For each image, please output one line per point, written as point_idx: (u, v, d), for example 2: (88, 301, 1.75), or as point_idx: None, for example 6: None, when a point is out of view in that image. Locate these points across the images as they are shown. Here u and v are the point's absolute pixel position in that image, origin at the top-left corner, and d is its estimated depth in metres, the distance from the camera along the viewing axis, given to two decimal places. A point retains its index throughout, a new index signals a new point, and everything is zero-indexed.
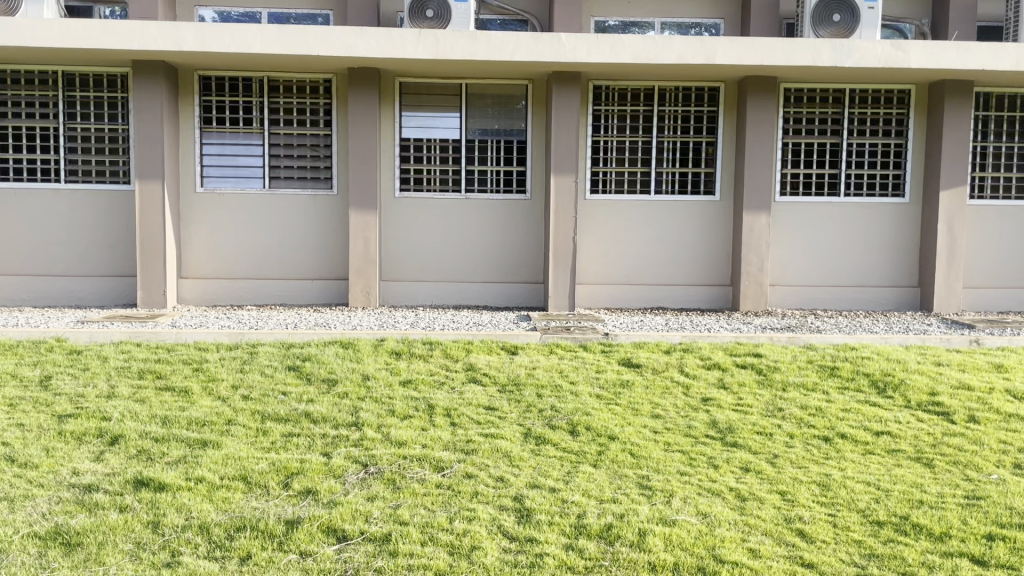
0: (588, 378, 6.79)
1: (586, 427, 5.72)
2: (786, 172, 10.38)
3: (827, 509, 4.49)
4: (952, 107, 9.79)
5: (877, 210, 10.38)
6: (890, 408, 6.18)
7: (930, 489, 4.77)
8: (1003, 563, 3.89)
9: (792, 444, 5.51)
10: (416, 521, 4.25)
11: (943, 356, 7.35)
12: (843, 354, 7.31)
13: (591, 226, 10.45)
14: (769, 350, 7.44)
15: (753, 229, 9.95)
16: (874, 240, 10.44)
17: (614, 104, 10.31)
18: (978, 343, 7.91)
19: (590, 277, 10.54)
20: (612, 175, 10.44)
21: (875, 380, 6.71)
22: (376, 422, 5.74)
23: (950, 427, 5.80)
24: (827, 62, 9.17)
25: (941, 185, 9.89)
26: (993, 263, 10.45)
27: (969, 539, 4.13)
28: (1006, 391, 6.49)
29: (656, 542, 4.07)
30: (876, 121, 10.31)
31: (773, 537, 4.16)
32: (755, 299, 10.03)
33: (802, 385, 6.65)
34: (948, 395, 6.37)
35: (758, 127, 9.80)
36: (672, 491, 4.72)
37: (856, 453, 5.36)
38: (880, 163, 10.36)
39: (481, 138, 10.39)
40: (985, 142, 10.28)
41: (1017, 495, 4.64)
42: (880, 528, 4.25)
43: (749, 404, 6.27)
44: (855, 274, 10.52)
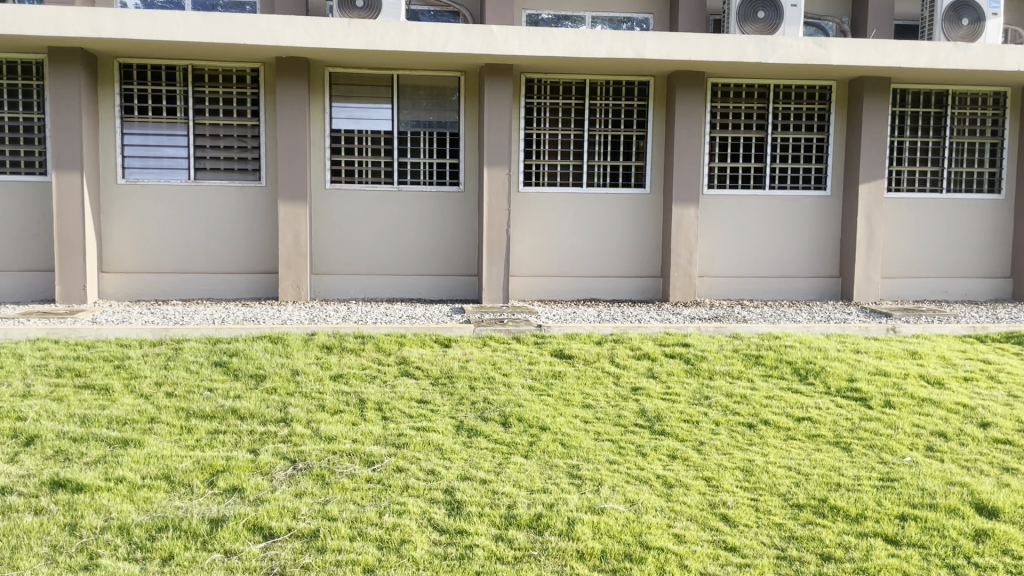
0: (521, 370, 6.83)
1: (518, 419, 5.75)
2: (713, 166, 10.59)
3: (749, 493, 4.62)
4: (872, 102, 10.12)
5: (800, 203, 10.68)
6: (812, 394, 6.38)
7: (847, 472, 4.95)
8: (914, 542, 4.06)
9: (717, 431, 5.64)
10: (345, 516, 4.22)
11: (862, 344, 7.61)
12: (767, 343, 7.52)
13: (524, 218, 10.48)
14: (698, 340, 7.60)
15: (682, 222, 10.12)
16: (798, 231, 10.74)
17: (546, 98, 10.35)
18: (894, 330, 8.23)
19: (523, 269, 10.58)
20: (545, 167, 10.48)
21: (797, 367, 6.92)
22: (306, 417, 5.66)
23: (867, 412, 6.01)
24: (752, 58, 9.37)
25: (862, 178, 10.22)
26: (909, 254, 10.87)
27: (883, 519, 4.29)
28: (920, 376, 6.77)
29: (585, 530, 4.12)
30: (800, 115, 10.59)
31: (698, 522, 4.27)
32: (684, 290, 10.24)
33: (728, 373, 6.82)
34: (866, 380, 6.61)
35: (688, 121, 9.98)
36: (601, 479, 4.79)
37: (778, 439, 5.52)
38: (804, 157, 10.66)
39: (414, 129, 10.32)
40: (901, 137, 10.68)
41: (928, 476, 4.84)
42: (799, 511, 4.39)
43: (677, 393, 6.40)
44: (780, 265, 10.81)
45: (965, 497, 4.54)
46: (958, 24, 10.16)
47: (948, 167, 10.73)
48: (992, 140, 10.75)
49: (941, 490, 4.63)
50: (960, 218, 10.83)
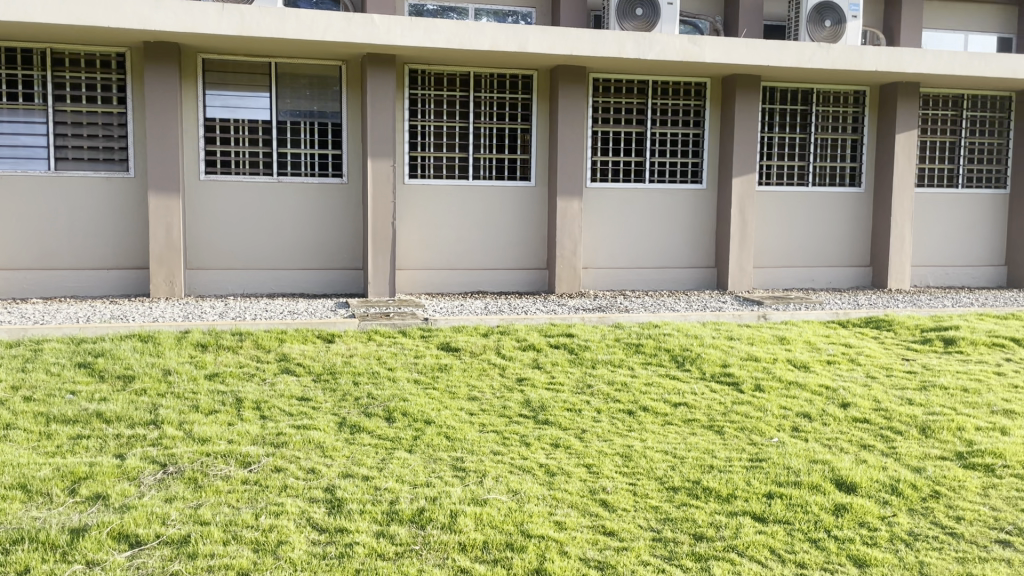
0: (406, 364, 6.77)
1: (402, 413, 5.70)
2: (596, 159, 10.79)
3: (628, 478, 4.75)
4: (743, 99, 10.55)
5: (678, 196, 11.04)
6: (688, 380, 6.62)
7: (720, 454, 5.15)
8: (779, 518, 4.27)
9: (598, 419, 5.76)
10: (219, 520, 4.07)
11: (735, 331, 7.95)
12: (646, 332, 7.73)
13: (409, 211, 10.38)
14: (581, 330, 7.73)
15: (566, 214, 10.27)
16: (676, 223, 11.10)
17: (430, 89, 10.29)
18: (764, 318, 8.64)
19: (408, 262, 10.47)
20: (430, 159, 10.42)
21: (675, 355, 7.16)
22: (178, 419, 5.43)
23: (739, 395, 6.28)
24: (630, 54, 9.58)
25: (735, 172, 10.65)
26: (779, 245, 11.42)
27: (751, 498, 4.49)
28: (788, 360, 7.12)
29: (467, 522, 4.12)
30: (677, 111, 10.93)
31: (579, 509, 4.35)
32: (570, 282, 10.39)
33: (609, 362, 6.97)
34: (738, 366, 6.91)
35: (571, 115, 10.14)
36: (484, 470, 4.80)
37: (656, 424, 5.69)
38: (681, 152, 11.01)
39: (293, 119, 10.04)
40: (770, 133, 11.18)
41: (794, 456, 5.10)
42: (675, 493, 4.55)
43: (561, 382, 6.50)
44: (660, 256, 11.14)
45: (826, 474, 4.81)
46: (822, 25, 10.72)
47: (813, 163, 11.32)
48: (852, 136, 11.40)
49: (804, 468, 4.88)
50: (825, 210, 11.45)
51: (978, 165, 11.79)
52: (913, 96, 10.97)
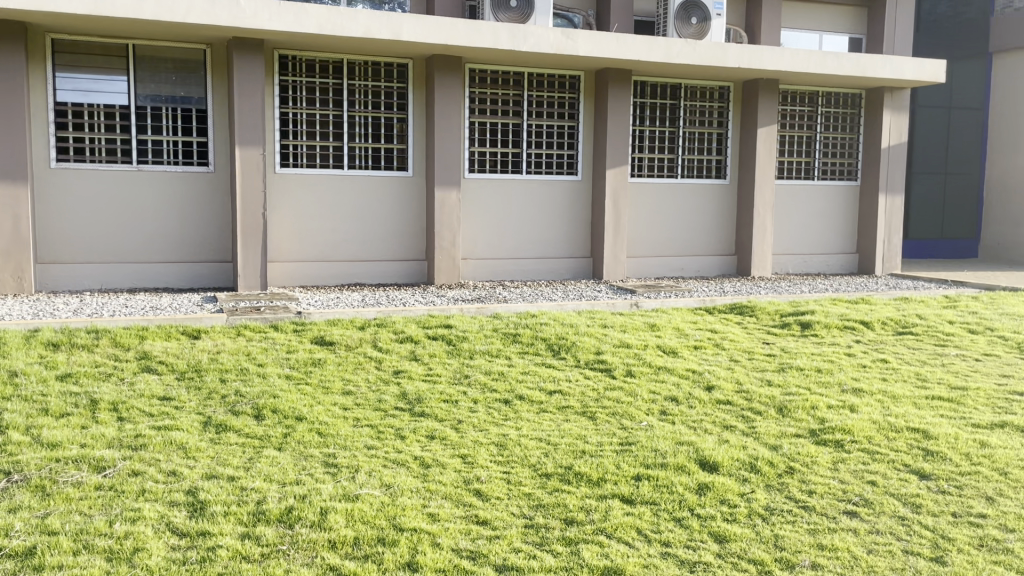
0: (277, 360, 6.56)
1: (272, 410, 5.53)
2: (473, 150, 10.78)
3: (502, 467, 4.78)
4: (615, 92, 10.81)
5: (554, 187, 11.19)
6: (563, 367, 6.73)
7: (592, 439, 5.27)
8: (646, 499, 4.40)
9: (474, 409, 5.77)
10: (69, 529, 3.83)
11: (609, 319, 8.14)
12: (524, 322, 7.80)
13: (281, 201, 10.07)
14: (459, 321, 7.72)
15: (444, 205, 10.23)
16: (553, 214, 11.26)
17: (302, 76, 10.00)
18: (637, 306, 8.89)
19: (281, 254, 10.16)
20: (303, 148, 10.14)
21: (551, 343, 7.26)
22: (24, 423, 5.07)
23: (611, 381, 6.45)
24: (505, 45, 9.62)
25: (608, 164, 10.89)
26: (651, 235, 11.77)
27: (620, 481, 4.61)
28: (658, 346, 7.35)
29: (337, 519, 4.04)
30: (552, 103, 11.06)
31: (452, 499, 4.34)
32: (448, 273, 10.36)
33: (487, 352, 7.00)
34: (611, 353, 7.07)
35: (447, 104, 10.09)
36: (357, 465, 4.73)
37: (531, 412, 5.76)
38: (556, 143, 11.15)
39: (154, 105, 9.54)
40: (641, 126, 11.50)
41: (662, 438, 5.27)
42: (547, 480, 4.61)
43: (438, 373, 6.47)
44: (537, 247, 11.26)
45: (691, 455, 4.99)
46: (688, 22, 11.08)
47: (681, 155, 11.72)
48: (718, 130, 11.87)
49: (671, 450, 5.05)
50: (693, 202, 11.89)
51: (832, 159, 12.53)
52: (773, 92, 11.54)
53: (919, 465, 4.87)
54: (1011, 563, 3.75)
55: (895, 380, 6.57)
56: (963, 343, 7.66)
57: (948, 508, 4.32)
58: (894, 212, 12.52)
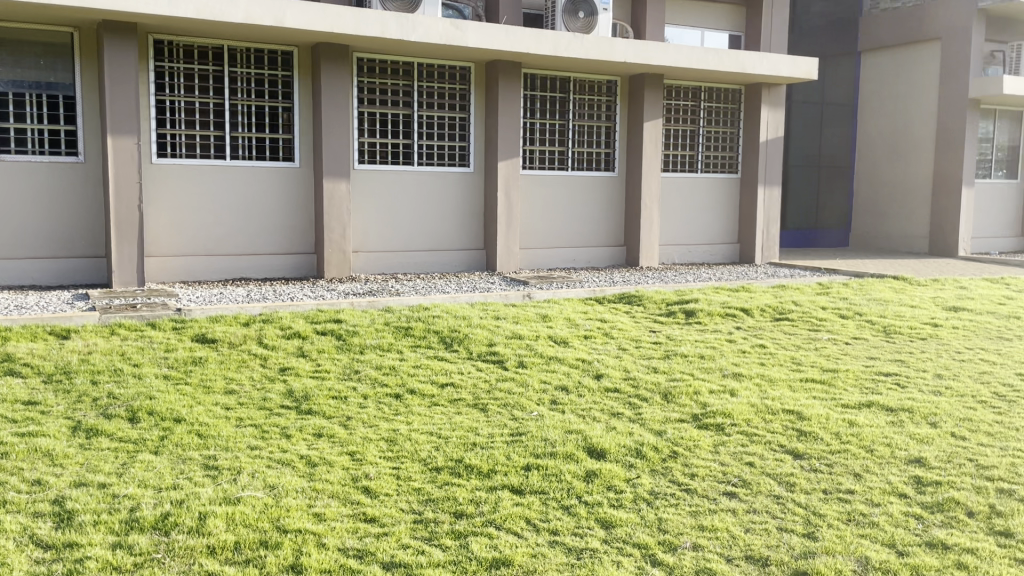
0: (155, 359, 6.27)
1: (148, 412, 5.28)
2: (363, 141, 10.59)
3: (391, 463, 4.72)
4: (505, 84, 10.84)
5: (445, 179, 11.13)
6: (455, 360, 6.71)
7: (482, 431, 5.27)
8: (535, 489, 4.43)
9: (364, 405, 5.67)
10: None
11: (501, 310, 8.16)
12: (416, 315, 7.72)
13: (159, 193, 9.63)
14: (349, 315, 7.57)
15: (333, 196, 10.01)
16: (445, 206, 11.19)
17: (179, 62, 9.57)
18: (529, 297, 8.95)
19: (160, 249, 9.71)
20: (182, 137, 9.72)
21: (444, 336, 7.21)
22: None
23: (503, 372, 6.47)
24: (393, 34, 9.48)
25: (500, 155, 10.92)
26: (542, 226, 11.87)
27: (510, 472, 4.63)
28: (549, 337, 7.42)
29: (217, 523, 3.89)
30: (442, 95, 10.98)
31: (340, 498, 4.25)
32: (339, 266, 10.15)
33: (377, 347, 6.89)
34: (503, 344, 7.09)
35: (334, 94, 9.88)
36: (239, 467, 4.56)
37: (422, 406, 5.71)
38: (448, 135, 11.09)
39: (15, 91, 8.94)
40: (531, 119, 11.57)
41: (551, 427, 5.32)
42: (437, 474, 4.58)
43: (326, 369, 6.33)
44: (429, 239, 11.17)
45: (579, 443, 5.06)
46: (576, 16, 11.21)
47: (571, 148, 11.87)
48: (606, 124, 12.08)
49: (560, 439, 5.11)
50: (583, 193, 12.06)
51: (714, 152, 12.97)
52: (657, 87, 11.84)
53: (793, 446, 5.10)
54: (875, 535, 3.97)
55: (772, 365, 6.86)
56: (835, 328, 8.07)
57: (819, 485, 4.54)
58: (771, 204, 13.07)
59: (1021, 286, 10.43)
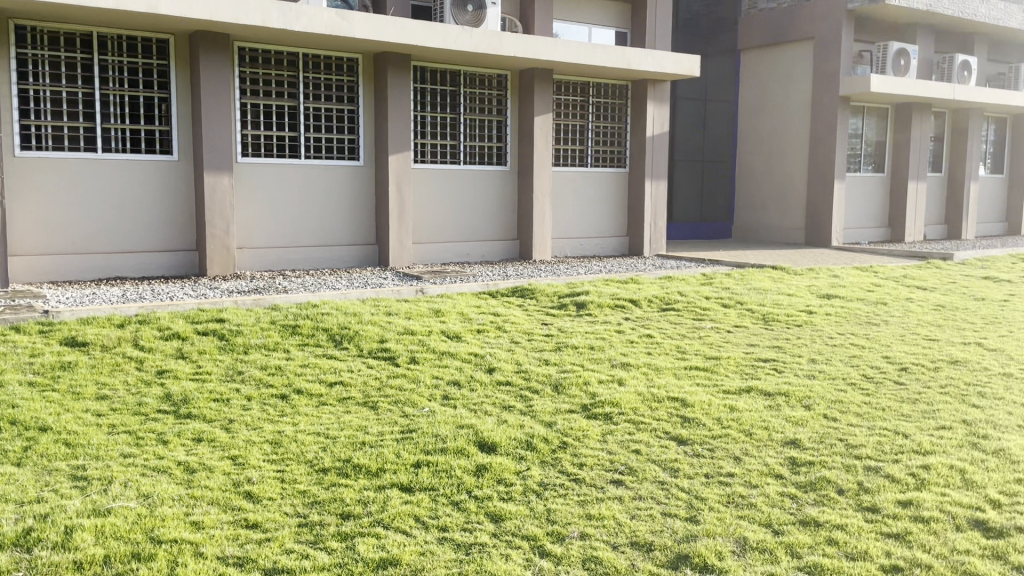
0: (19, 365, 5.88)
1: (10, 422, 4.94)
2: (246, 133, 10.23)
3: (276, 466, 4.57)
4: (394, 77, 10.71)
5: (334, 173, 10.90)
6: (345, 358, 6.58)
7: (371, 429, 5.18)
8: (425, 486, 4.39)
9: (248, 407, 5.48)
10: None
11: (393, 306, 8.05)
12: (303, 312, 7.52)
13: (23, 188, 9.04)
14: (233, 314, 7.31)
15: (215, 190, 9.64)
16: (334, 201, 10.96)
17: (44, 49, 9.00)
18: (422, 292, 8.87)
19: (26, 247, 9.13)
20: (48, 129, 9.15)
21: (333, 334, 7.06)
22: None
23: (394, 369, 6.39)
24: (276, 23, 9.20)
25: (390, 149, 10.78)
26: (435, 221, 11.79)
27: (399, 469, 4.57)
28: (442, 332, 7.37)
29: (86, 537, 3.68)
30: (329, 87, 10.74)
31: (220, 504, 4.09)
32: (222, 263, 9.79)
33: (263, 346, 6.67)
34: (394, 340, 7.00)
35: (213, 84, 9.51)
36: (111, 476, 4.33)
37: (309, 406, 5.57)
38: (336, 128, 10.85)
39: None
40: (422, 112, 11.46)
41: (442, 423, 5.28)
42: (324, 475, 4.47)
43: (207, 371, 6.09)
44: (319, 234, 10.92)
45: (470, 437, 5.05)
46: (464, 9, 11.14)
47: (463, 142, 11.83)
48: (497, 118, 12.10)
49: (451, 435, 5.08)
50: (475, 187, 12.06)
51: (603, 147, 13.20)
52: (547, 82, 11.96)
53: (678, 432, 5.23)
54: (753, 516, 4.12)
55: (659, 354, 7.04)
56: (718, 317, 8.36)
57: (701, 470, 4.68)
58: (659, 197, 13.42)
59: (887, 274, 11.08)
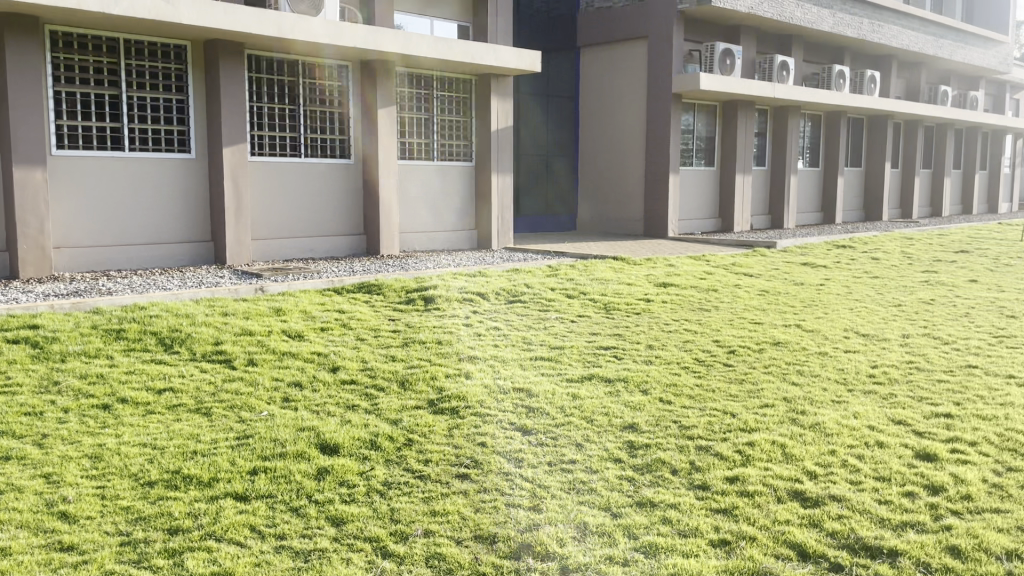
0: None
1: None
2: (61, 123, 9.47)
3: (96, 482, 4.26)
4: (226, 66, 10.22)
5: (163, 166, 10.29)
6: (176, 363, 6.22)
7: (204, 437, 4.91)
8: (262, 493, 4.21)
9: (65, 420, 5.07)
10: None
11: (230, 306, 7.68)
12: (129, 315, 7.05)
13: None
14: (48, 320, 6.73)
15: (27, 185, 8.87)
16: (164, 196, 10.35)
17: None
18: (261, 290, 8.52)
19: None
20: None
21: (163, 337, 6.66)
22: None
23: (230, 372, 6.09)
24: (92, 6, 8.53)
25: (224, 141, 10.29)
26: (275, 216, 11.38)
27: (234, 478, 4.36)
28: (282, 331, 7.11)
29: None
30: (155, 74, 10.11)
31: (30, 528, 3.76)
32: (37, 265, 9.04)
33: (83, 353, 6.20)
34: (231, 342, 6.67)
35: (21, 70, 8.74)
36: None
37: (135, 416, 5.22)
38: (163, 119, 10.23)
39: None
40: (259, 103, 11.01)
41: (281, 427, 5.09)
42: (151, 488, 4.20)
43: (19, 382, 5.58)
44: (147, 232, 10.28)
45: (311, 440, 4.89)
46: None
47: (303, 134, 11.46)
48: (339, 110, 11.81)
49: (290, 438, 4.90)
50: (317, 181, 11.73)
51: (449, 141, 13.18)
52: (389, 74, 11.79)
53: (522, 423, 5.29)
54: (593, 501, 4.22)
55: (505, 346, 7.10)
56: (562, 307, 8.54)
57: (544, 458, 4.76)
58: (505, 191, 13.56)
59: (718, 262, 11.73)
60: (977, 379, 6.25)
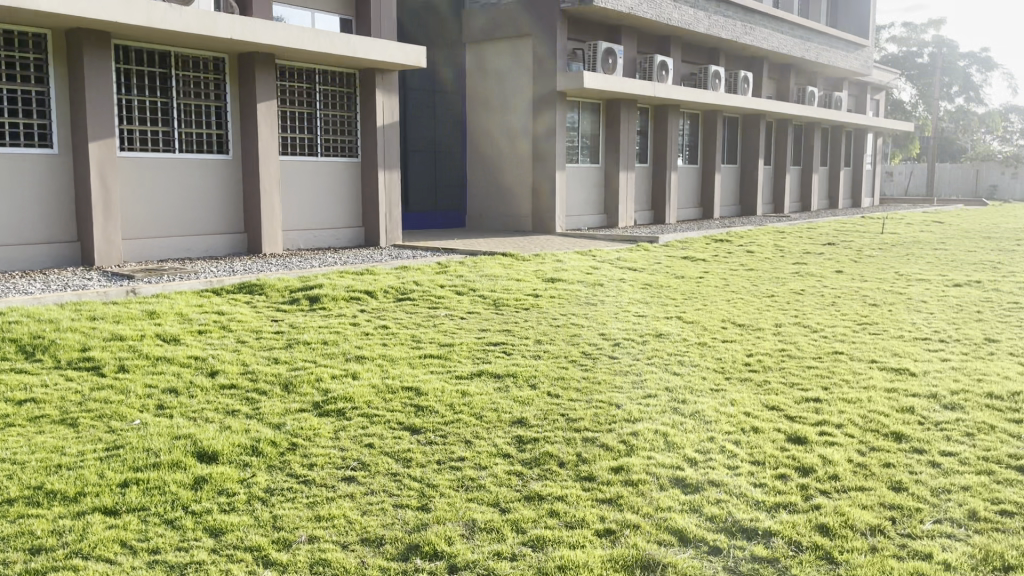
0: None
1: None
2: None
3: None
4: (91, 56, 9.66)
5: (23, 162, 9.63)
6: (38, 372, 5.83)
7: (69, 449, 4.63)
8: (133, 506, 4.01)
9: None
10: None
11: (98, 310, 7.27)
12: None
13: None
14: None
15: None
16: (24, 194, 9.69)
17: None
18: (133, 293, 8.10)
19: None
20: None
21: (23, 345, 6.24)
22: None
23: (99, 380, 5.76)
24: None
25: (90, 135, 9.72)
26: (147, 214, 10.85)
27: (103, 491, 4.13)
28: (157, 335, 6.79)
29: None
30: (12, 65, 9.44)
31: None
32: None
33: None
34: (99, 348, 6.32)
35: None
36: None
37: None
38: (22, 111, 9.57)
39: None
40: (128, 95, 10.46)
41: (155, 435, 4.85)
42: (10, 507, 3.93)
43: None
44: (5, 232, 9.60)
45: (188, 448, 4.69)
46: None
47: (177, 128, 10.97)
48: (215, 104, 11.37)
49: (165, 447, 4.68)
50: (194, 177, 11.27)
51: (332, 136, 12.90)
52: (268, 67, 11.44)
53: (411, 422, 5.24)
54: (482, 497, 4.22)
55: (393, 344, 7.02)
56: (452, 304, 8.52)
57: (433, 457, 4.72)
58: (392, 187, 13.41)
59: (604, 257, 11.99)
60: (843, 365, 6.62)
